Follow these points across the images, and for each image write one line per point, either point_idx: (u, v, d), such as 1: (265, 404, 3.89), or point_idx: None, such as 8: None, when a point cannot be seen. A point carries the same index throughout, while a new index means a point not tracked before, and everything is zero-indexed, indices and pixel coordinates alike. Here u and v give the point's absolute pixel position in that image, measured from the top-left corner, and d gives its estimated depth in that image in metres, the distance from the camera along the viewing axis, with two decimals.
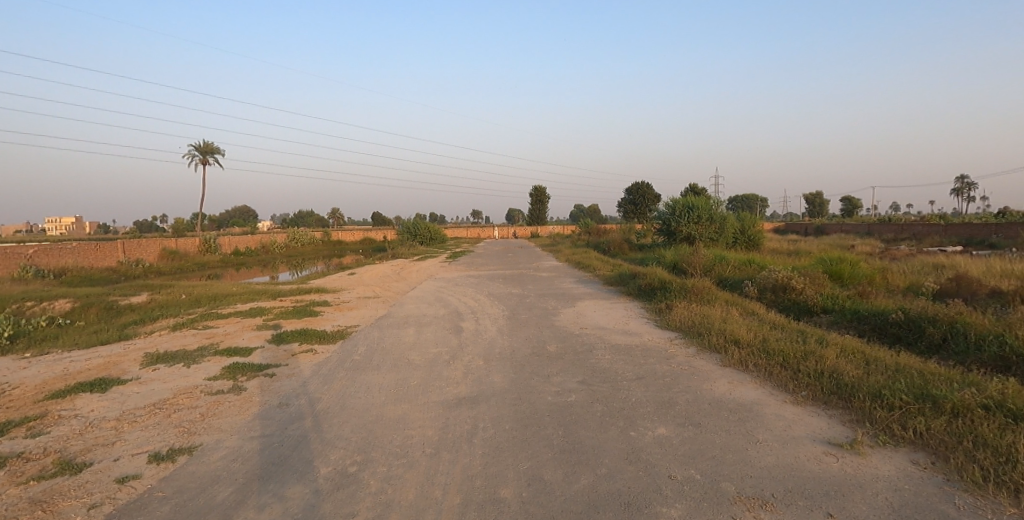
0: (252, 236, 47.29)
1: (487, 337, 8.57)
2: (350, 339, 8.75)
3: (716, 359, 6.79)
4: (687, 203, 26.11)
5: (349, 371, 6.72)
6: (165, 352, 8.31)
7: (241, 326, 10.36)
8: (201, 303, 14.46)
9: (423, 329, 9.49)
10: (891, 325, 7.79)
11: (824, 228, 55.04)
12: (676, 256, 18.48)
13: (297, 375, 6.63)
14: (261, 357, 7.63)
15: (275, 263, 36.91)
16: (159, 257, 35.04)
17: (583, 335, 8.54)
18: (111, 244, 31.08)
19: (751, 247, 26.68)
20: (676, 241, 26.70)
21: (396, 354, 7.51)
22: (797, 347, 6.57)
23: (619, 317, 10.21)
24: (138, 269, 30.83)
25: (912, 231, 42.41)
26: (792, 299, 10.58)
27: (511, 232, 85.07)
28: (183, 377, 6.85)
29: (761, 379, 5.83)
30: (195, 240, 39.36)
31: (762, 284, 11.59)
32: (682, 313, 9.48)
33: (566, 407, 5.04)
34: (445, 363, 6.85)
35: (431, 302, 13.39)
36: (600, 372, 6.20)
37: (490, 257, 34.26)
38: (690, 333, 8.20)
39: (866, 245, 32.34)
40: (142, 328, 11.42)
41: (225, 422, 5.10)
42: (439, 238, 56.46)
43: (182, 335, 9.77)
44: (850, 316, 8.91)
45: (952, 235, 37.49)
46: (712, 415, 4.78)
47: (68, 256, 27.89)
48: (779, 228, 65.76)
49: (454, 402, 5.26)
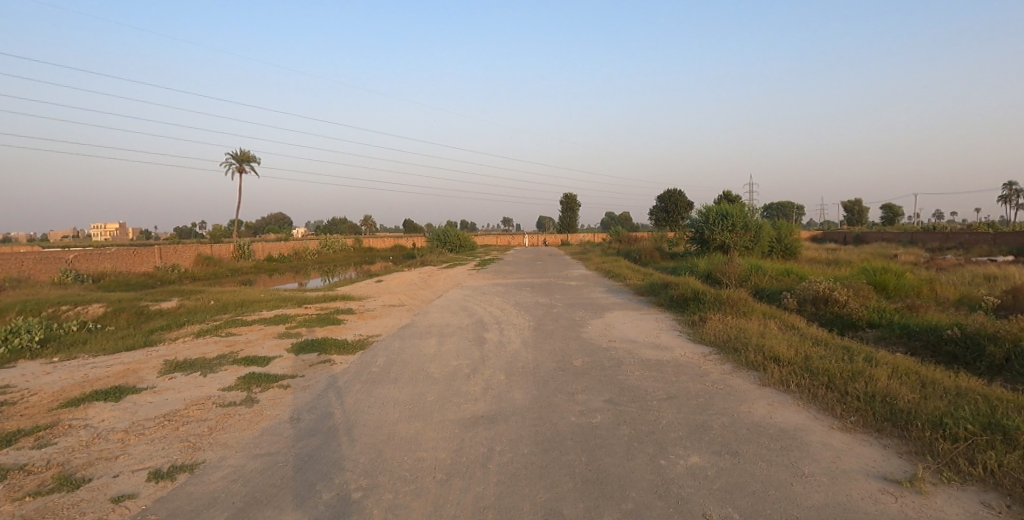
0: (284, 243, 48.27)
1: (509, 349, 8.23)
2: (369, 350, 8.57)
3: (755, 377, 6.30)
4: (720, 210, 25.32)
5: (364, 384, 6.49)
6: (185, 359, 8.28)
7: (261, 334, 10.32)
8: (227, 309, 14.60)
9: (444, 340, 9.24)
10: (946, 343, 7.12)
11: (863, 236, 52.78)
12: (708, 265, 17.81)
13: (311, 388, 6.44)
14: (277, 367, 7.50)
15: (305, 270, 37.53)
16: (194, 262, 36.02)
17: (611, 349, 8.12)
18: (149, 250, 32.09)
19: (787, 256, 25.64)
20: (708, 250, 25.88)
21: (415, 367, 7.26)
22: (843, 366, 6.04)
23: (650, 329, 9.73)
24: (174, 274, 31.74)
25: (959, 240, 40.21)
26: (835, 313, 9.90)
27: (537, 240, 84.70)
28: (197, 387, 6.75)
29: (804, 401, 5.34)
30: (229, 246, 40.37)
31: (802, 295, 10.93)
32: (716, 326, 8.97)
33: (590, 429, 4.67)
34: (464, 377, 6.55)
35: (454, 311, 13.16)
36: (627, 391, 5.80)
37: (516, 265, 33.96)
38: (725, 348, 7.70)
39: (911, 254, 30.67)
40: (168, 334, 11.53)
41: (231, 438, 4.91)
42: (466, 245, 56.57)
43: (203, 342, 9.78)
44: (901, 332, 8.25)
45: (1005, 244, 35.33)
46: (751, 443, 4.34)
47: (108, 261, 28.91)
48: (816, 236, 63.44)
49: (470, 421, 4.96)
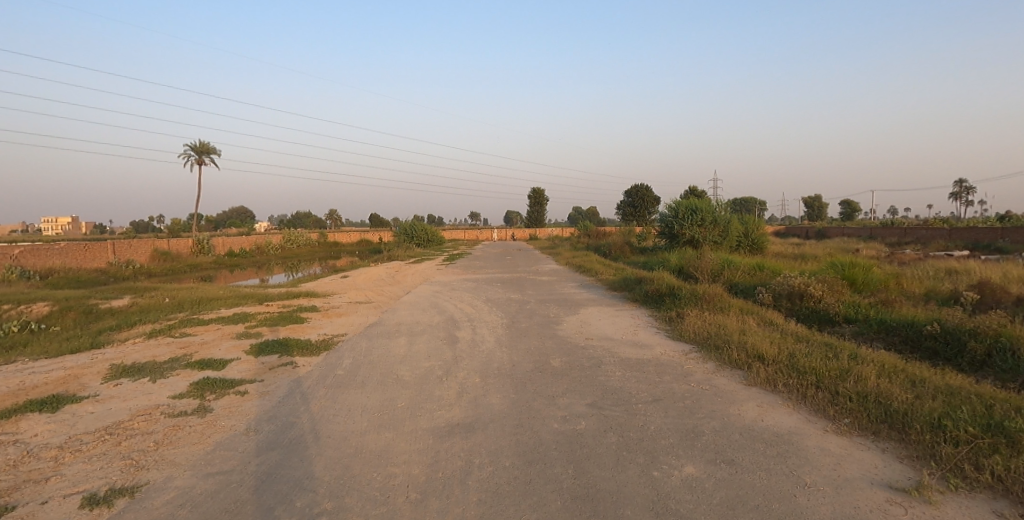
0: (247, 237, 46.50)
1: (484, 349, 7.85)
2: (335, 351, 8.05)
3: (739, 377, 6.11)
4: (691, 205, 25.52)
5: (330, 389, 6.01)
6: (133, 363, 7.59)
7: (220, 334, 9.65)
8: (183, 307, 13.72)
9: (415, 340, 8.78)
10: (926, 339, 7.13)
11: (824, 231, 54.47)
12: (681, 260, 17.85)
13: (271, 394, 5.91)
14: (234, 371, 6.92)
15: (270, 265, 36.21)
16: (151, 258, 34.25)
17: (589, 347, 7.84)
18: (101, 244, 30.30)
19: (755, 250, 26.08)
20: (678, 244, 26.06)
21: (384, 369, 6.81)
22: (829, 364, 5.91)
23: (627, 326, 9.50)
24: (129, 270, 30.08)
25: (915, 235, 41.90)
26: (811, 308, 9.89)
27: (509, 234, 84.37)
28: (144, 395, 6.13)
29: (794, 402, 5.15)
30: (187, 240, 38.65)
31: (777, 290, 10.91)
32: (695, 323, 8.81)
33: (575, 437, 4.35)
34: (438, 380, 6.15)
35: (425, 308, 12.70)
36: (611, 393, 5.51)
37: (487, 260, 33.48)
38: (706, 346, 7.52)
39: (870, 249, 31.68)
40: (117, 335, 10.68)
41: (180, 454, 4.39)
42: (437, 240, 55.82)
43: (155, 344, 9.04)
44: (877, 327, 8.26)
45: (956, 239, 36.98)
46: (746, 450, 4.08)
47: (55, 256, 27.14)
48: (780, 231, 65.17)
49: (446, 431, 4.57)
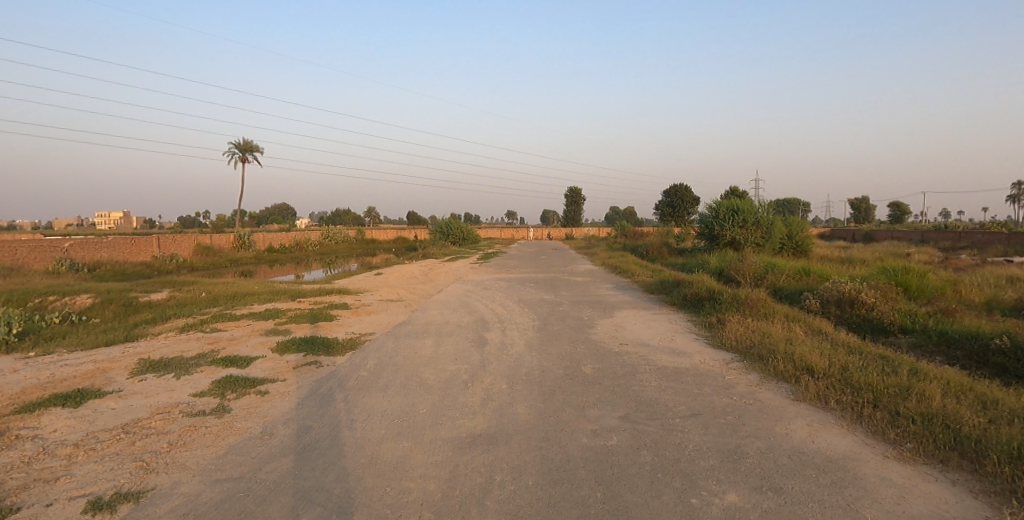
0: (284, 233, 47.68)
1: (512, 353, 7.56)
2: (360, 351, 7.92)
3: (786, 391, 5.61)
4: (731, 205, 24.57)
5: (350, 392, 5.84)
6: (161, 358, 7.64)
7: (248, 331, 9.69)
8: (218, 302, 13.98)
9: (441, 341, 8.58)
10: (994, 354, 6.42)
11: (873, 233, 51.81)
12: (721, 262, 17.12)
13: (290, 395, 5.78)
14: (258, 369, 6.85)
15: (305, 261, 37.01)
16: (193, 252, 35.47)
17: (623, 354, 7.43)
18: (147, 239, 31.55)
19: (798, 253, 24.92)
20: (717, 246, 25.14)
21: (408, 372, 6.60)
22: (888, 380, 5.34)
23: (663, 332, 9.04)
24: (172, 264, 31.18)
25: (973, 239, 39.30)
26: (862, 316, 9.20)
27: (542, 233, 83.80)
28: (166, 392, 6.10)
29: (849, 422, 4.65)
30: (228, 236, 39.88)
31: (825, 296, 10.21)
32: (736, 330, 8.28)
33: (605, 455, 4.00)
34: (462, 386, 5.89)
35: (454, 308, 12.52)
36: (645, 405, 5.12)
37: (519, 259, 33.20)
38: (749, 356, 7.01)
39: (925, 253, 29.85)
40: (152, 329, 10.90)
41: (191, 458, 4.27)
42: (471, 239, 56.09)
43: (185, 339, 9.14)
44: (937, 339, 7.56)
45: (1020, 244, 34.46)
46: (796, 476, 3.64)
47: (105, 250, 28.36)
48: (823, 233, 62.40)
49: (465, 442, 4.29)
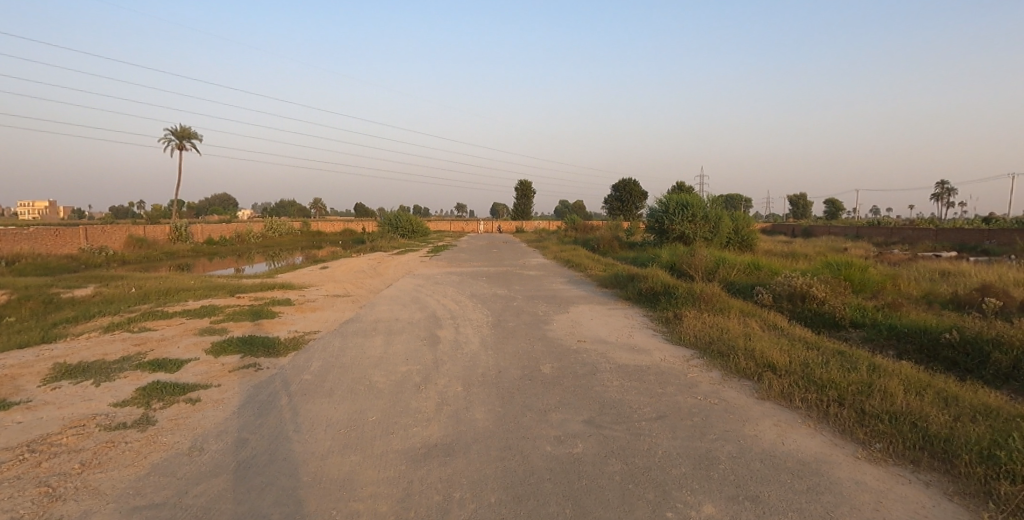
0: (227, 225, 45.16)
1: (467, 352, 7.22)
2: (305, 351, 7.37)
3: (749, 389, 5.58)
4: (682, 200, 25.08)
5: (295, 398, 5.34)
6: (78, 363, 6.80)
7: (182, 330, 8.86)
8: (148, 299, 12.85)
9: (393, 339, 8.12)
10: (943, 348, 6.67)
11: (811, 229, 54.54)
12: (674, 256, 17.36)
13: (226, 403, 5.22)
14: (189, 374, 6.20)
15: (251, 254, 35.19)
16: (125, 245, 32.94)
17: (582, 351, 7.24)
18: (72, 230, 29.04)
19: (745, 248, 25.80)
20: (669, 240, 25.63)
21: (356, 374, 6.15)
22: (850, 378, 5.41)
23: (620, 328, 8.93)
24: (101, 256, 28.81)
25: (902, 235, 42.11)
26: (813, 310, 9.43)
27: (495, 226, 83.53)
28: (82, 401, 5.36)
29: (816, 423, 4.63)
30: (164, 227, 37.38)
31: (777, 290, 10.42)
32: (694, 325, 8.26)
33: (573, 465, 3.75)
34: (415, 389, 5.51)
35: (407, 304, 12.01)
36: (610, 408, 4.92)
37: (474, 253, 32.74)
38: (709, 352, 6.98)
39: (859, 248, 31.63)
40: (71, 328, 9.82)
41: (107, 480, 3.66)
42: (424, 231, 55.06)
43: (109, 340, 8.24)
44: (887, 334, 7.82)
45: (941, 240, 37.14)
46: (771, 483, 3.51)
47: (22, 241, 25.86)
48: (767, 229, 65.19)
49: (423, 454, 3.94)
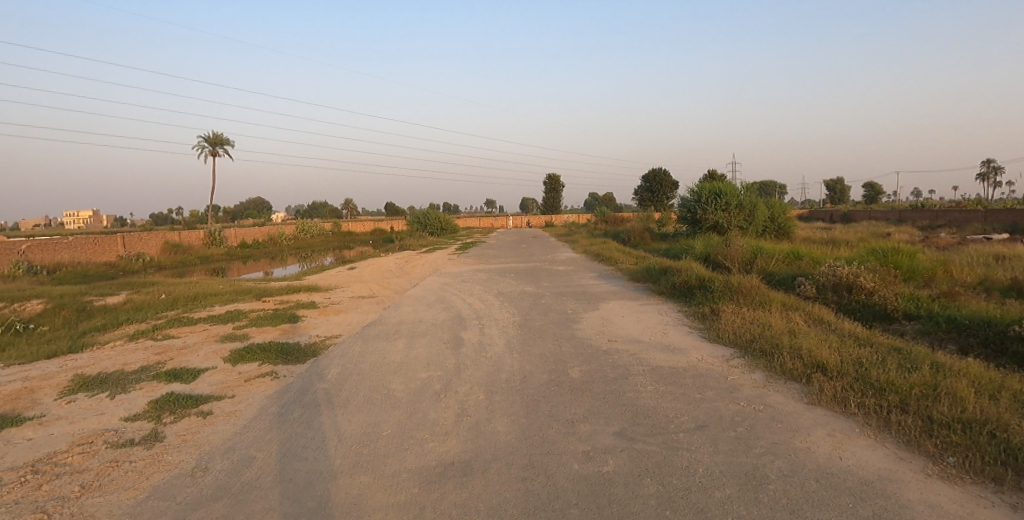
0: (258, 228, 46.12)
1: (490, 355, 6.88)
2: (323, 357, 7.17)
3: (797, 392, 5.08)
4: (712, 188, 24.14)
5: (307, 410, 5.10)
6: (99, 373, 6.76)
7: (204, 337, 8.82)
8: (177, 305, 12.99)
9: (414, 343, 7.85)
10: (1014, 342, 5.99)
11: (850, 213, 52.10)
12: (706, 247, 16.62)
13: (238, 416, 5.01)
14: (205, 384, 6.05)
15: (280, 256, 35.77)
16: (161, 251, 34.01)
17: (612, 353, 6.80)
18: (112, 238, 30.05)
19: (781, 236, 24.69)
20: (699, 230, 24.74)
21: (372, 382, 5.88)
22: (913, 379, 4.84)
23: (654, 325, 8.43)
24: (139, 263, 29.75)
25: (950, 217, 39.69)
26: (862, 302, 8.73)
27: (523, 221, 83.07)
28: (96, 416, 5.24)
29: (877, 433, 4.11)
30: (199, 232, 38.41)
31: (821, 281, 9.73)
32: (733, 322, 7.71)
33: (603, 486, 3.35)
34: (432, 398, 5.20)
35: (430, 304, 11.77)
36: (643, 417, 4.49)
37: (499, 249, 32.39)
38: (750, 351, 6.47)
39: (903, 233, 29.92)
40: (100, 337, 9.92)
41: (103, 506, 3.43)
42: (450, 228, 55.16)
43: (133, 349, 8.24)
44: (948, 326, 7.13)
45: (994, 221, 34.84)
46: (833, 508, 3.04)
47: (66, 251, 26.93)
48: (802, 214, 62.68)
49: (436, 474, 3.61)
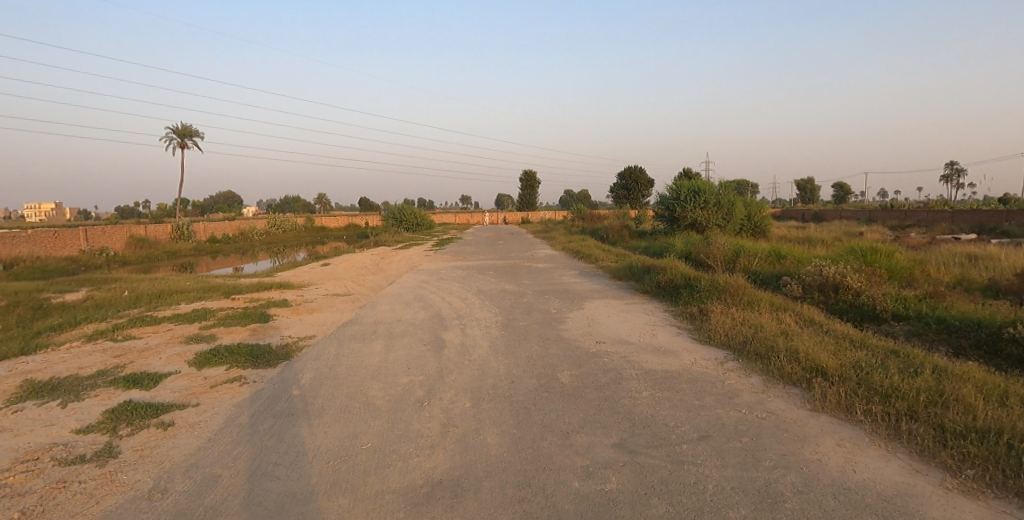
0: (229, 223, 44.61)
1: (475, 358, 6.56)
2: (297, 361, 6.73)
3: (799, 398, 4.91)
4: (693, 186, 24.20)
5: (281, 420, 4.69)
6: (48, 379, 6.18)
7: (168, 338, 8.24)
8: (140, 303, 12.26)
9: (394, 344, 7.47)
10: (1005, 344, 5.98)
11: (821, 213, 53.27)
12: (689, 245, 16.58)
13: (203, 428, 4.56)
14: (167, 391, 5.56)
15: (251, 251, 34.62)
16: (126, 245, 32.50)
17: (602, 355, 6.54)
18: (71, 231, 28.55)
19: (758, 234, 24.99)
20: (680, 228, 24.81)
21: (351, 389, 5.49)
22: (915, 384, 4.73)
23: (642, 326, 8.23)
24: (101, 258, 28.34)
25: (915, 217, 40.90)
26: (849, 302, 8.72)
27: (502, 218, 82.71)
28: (42, 428, 4.70)
29: (887, 443, 3.95)
30: (165, 226, 36.90)
31: (807, 280, 9.70)
32: (724, 322, 7.55)
33: (610, 508, 3.06)
34: (417, 407, 4.86)
35: (409, 302, 11.36)
36: (642, 427, 4.23)
37: (479, 245, 32.01)
38: (744, 354, 6.30)
39: (874, 232, 30.58)
40: (53, 337, 9.20)
41: None
42: (428, 224, 54.47)
43: (88, 352, 7.61)
44: (937, 327, 7.12)
45: (958, 221, 36.02)
46: None
47: (21, 244, 25.43)
48: (776, 214, 63.94)
49: (424, 495, 3.27)
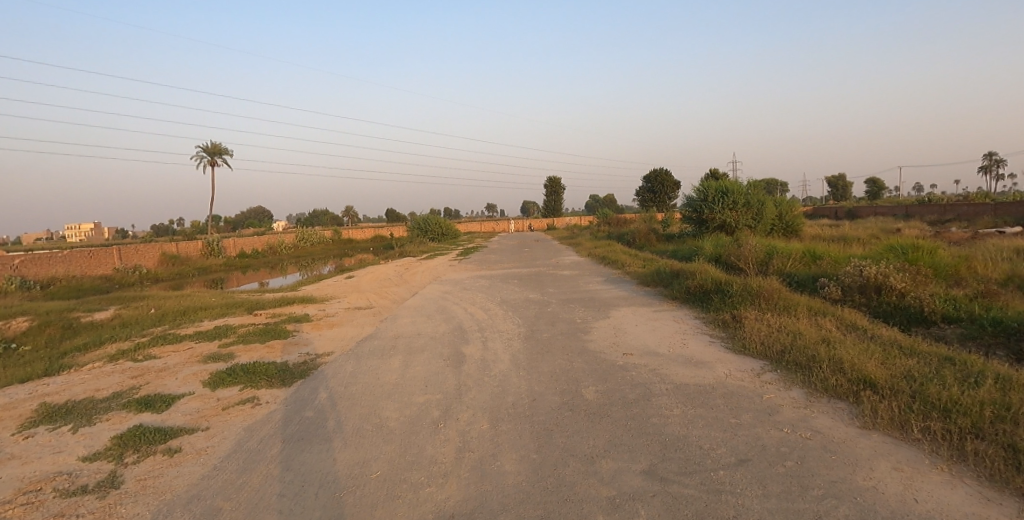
0: (257, 237, 45.58)
1: (494, 373, 6.28)
2: (312, 380, 6.55)
3: (847, 414, 4.46)
4: (720, 187, 23.52)
5: (289, 445, 4.48)
6: (65, 402, 6.16)
7: (188, 357, 8.21)
8: (165, 321, 12.39)
9: (412, 360, 7.25)
10: None
11: (855, 210, 51.32)
12: (718, 247, 15.97)
13: (210, 455, 4.39)
14: (179, 414, 5.44)
15: (278, 265, 35.20)
16: (158, 262, 33.43)
17: (630, 369, 6.17)
18: (107, 251, 29.50)
19: (790, 234, 24.09)
20: (707, 230, 24.11)
21: (364, 409, 5.27)
22: (980, 396, 4.23)
23: (671, 335, 7.82)
24: (135, 276, 29.18)
25: (956, 211, 38.97)
26: (893, 304, 8.13)
27: (525, 225, 82.53)
28: (51, 455, 4.62)
29: (953, 466, 3.49)
30: (196, 243, 37.88)
31: (846, 282, 9.13)
32: (759, 330, 7.08)
33: None
34: (431, 429, 4.59)
35: (430, 315, 11.16)
36: (673, 450, 3.87)
37: (502, 254, 31.79)
38: (783, 364, 5.84)
39: (913, 228, 29.15)
40: (79, 357, 9.30)
41: None
42: (452, 233, 54.63)
43: (108, 373, 7.62)
44: (996, 329, 6.50)
45: (1005, 214, 34.12)
46: None
47: (59, 264, 26.36)
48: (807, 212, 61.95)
49: None
